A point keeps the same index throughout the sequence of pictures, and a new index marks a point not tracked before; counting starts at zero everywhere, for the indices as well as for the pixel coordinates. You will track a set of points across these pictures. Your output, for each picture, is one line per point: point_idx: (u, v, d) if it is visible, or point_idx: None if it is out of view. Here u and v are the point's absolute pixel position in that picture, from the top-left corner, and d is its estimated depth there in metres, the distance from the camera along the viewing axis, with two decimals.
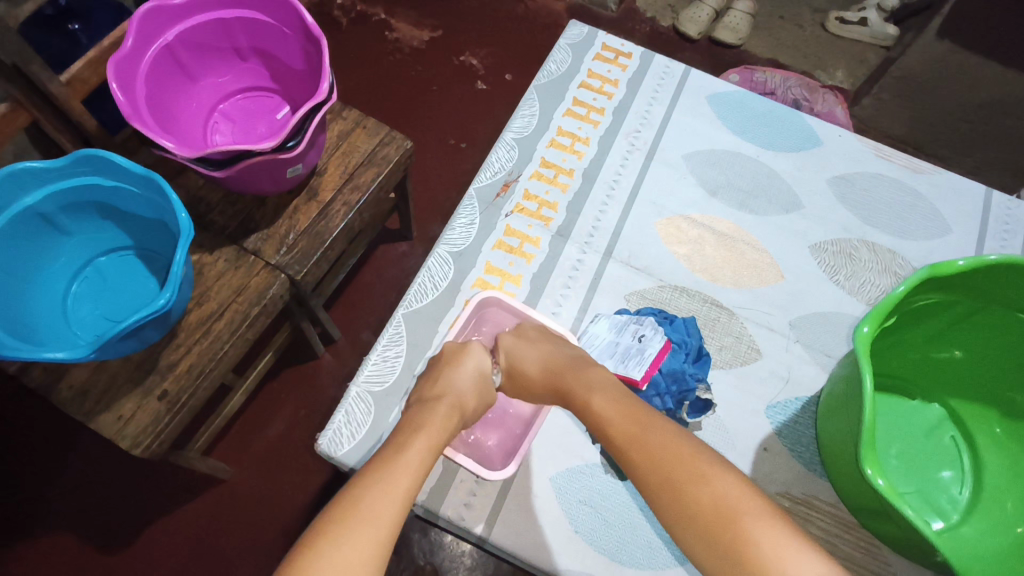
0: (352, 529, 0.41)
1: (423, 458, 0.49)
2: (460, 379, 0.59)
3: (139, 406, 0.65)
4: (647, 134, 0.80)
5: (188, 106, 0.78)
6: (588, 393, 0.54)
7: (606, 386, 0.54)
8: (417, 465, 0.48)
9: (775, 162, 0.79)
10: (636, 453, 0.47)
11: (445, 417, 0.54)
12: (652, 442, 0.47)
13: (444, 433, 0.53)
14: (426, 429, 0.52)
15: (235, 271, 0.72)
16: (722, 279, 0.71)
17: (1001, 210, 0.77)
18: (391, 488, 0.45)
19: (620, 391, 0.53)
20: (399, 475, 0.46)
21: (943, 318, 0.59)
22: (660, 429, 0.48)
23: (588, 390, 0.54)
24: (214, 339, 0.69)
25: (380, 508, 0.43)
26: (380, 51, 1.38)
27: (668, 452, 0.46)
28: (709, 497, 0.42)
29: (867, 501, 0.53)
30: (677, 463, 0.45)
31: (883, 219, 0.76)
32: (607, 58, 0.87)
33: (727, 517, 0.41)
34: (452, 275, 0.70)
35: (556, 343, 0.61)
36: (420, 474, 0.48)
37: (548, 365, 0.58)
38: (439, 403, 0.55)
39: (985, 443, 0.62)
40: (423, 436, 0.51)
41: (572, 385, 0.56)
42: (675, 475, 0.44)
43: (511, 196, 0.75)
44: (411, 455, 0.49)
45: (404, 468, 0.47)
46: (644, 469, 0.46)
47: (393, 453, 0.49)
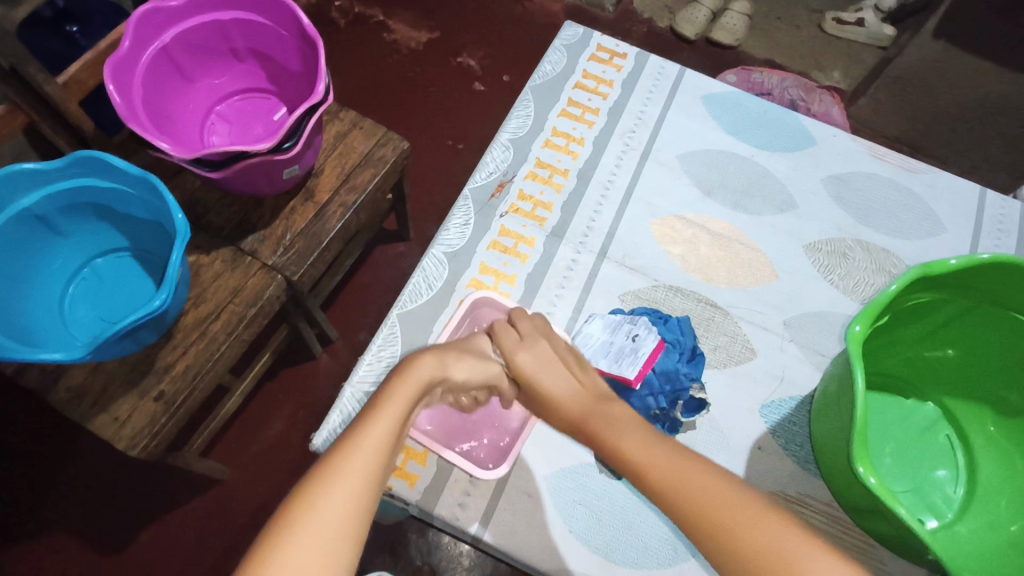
0: (336, 487, 0.40)
1: (399, 412, 0.48)
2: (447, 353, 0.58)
3: (135, 407, 0.65)
4: (642, 134, 0.80)
5: (185, 107, 0.78)
6: (619, 436, 0.50)
7: (635, 426, 0.50)
8: (394, 418, 0.47)
9: (769, 162, 0.79)
10: (679, 500, 0.43)
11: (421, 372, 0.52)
12: (691, 485, 0.43)
13: (421, 385, 0.52)
14: (403, 385, 0.51)
15: (231, 272, 0.73)
16: (716, 279, 0.71)
17: (995, 209, 0.77)
18: (371, 440, 0.44)
19: (652, 433, 0.49)
20: (377, 429, 0.45)
21: (935, 318, 0.60)
22: (702, 473, 0.44)
23: (617, 432, 0.50)
24: (210, 341, 0.69)
25: (360, 462, 0.42)
26: (378, 52, 1.38)
27: (706, 494, 0.42)
28: (764, 546, 0.39)
29: (861, 501, 0.53)
30: (720, 508, 0.41)
31: (878, 219, 0.76)
32: (602, 58, 0.87)
33: (790, 570, 0.38)
34: (447, 275, 0.70)
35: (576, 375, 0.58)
36: (397, 426, 0.47)
37: (575, 404, 0.55)
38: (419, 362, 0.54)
39: (979, 441, 0.62)
40: (401, 394, 0.49)
41: (598, 427, 0.52)
42: (722, 524, 0.41)
43: (506, 196, 0.75)
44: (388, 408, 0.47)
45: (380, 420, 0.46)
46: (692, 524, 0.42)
47: (365, 416, 0.47)
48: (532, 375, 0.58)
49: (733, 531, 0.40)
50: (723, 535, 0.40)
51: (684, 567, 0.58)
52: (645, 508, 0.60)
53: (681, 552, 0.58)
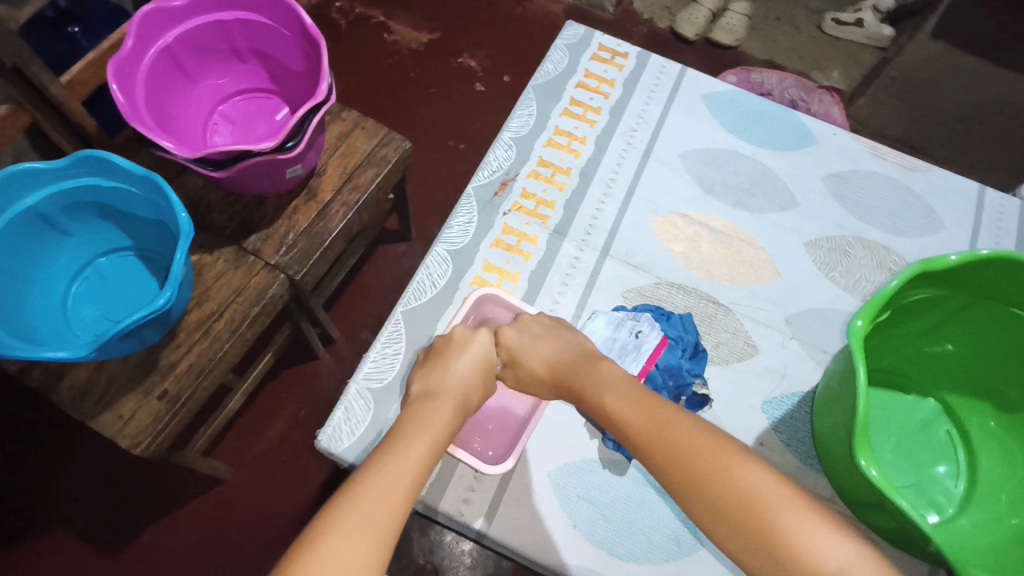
0: (356, 531, 0.41)
1: (425, 460, 0.49)
2: (466, 369, 0.59)
3: (139, 406, 0.66)
4: (644, 132, 0.81)
5: (187, 107, 0.79)
6: (602, 391, 0.54)
7: (618, 382, 0.54)
8: (419, 467, 0.48)
9: (770, 160, 0.79)
10: (668, 451, 0.46)
11: (445, 417, 0.54)
12: (676, 438, 0.47)
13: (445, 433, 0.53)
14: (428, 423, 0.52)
15: (234, 271, 0.73)
16: (718, 277, 0.71)
17: (994, 207, 0.77)
18: (394, 489, 0.45)
19: (636, 387, 0.53)
20: (401, 477, 0.46)
21: (935, 314, 0.60)
22: (686, 425, 0.48)
23: (600, 390, 0.54)
24: (214, 339, 0.70)
25: (381, 501, 0.44)
26: (378, 53, 1.38)
27: (691, 447, 0.46)
28: (742, 488, 0.43)
29: (864, 496, 0.53)
30: (702, 457, 0.45)
31: (877, 217, 0.76)
32: (603, 58, 0.87)
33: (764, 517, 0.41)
34: (451, 273, 0.70)
35: (562, 338, 0.61)
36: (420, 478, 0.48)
37: (563, 366, 0.58)
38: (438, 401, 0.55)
39: (979, 436, 0.62)
40: (427, 437, 0.51)
41: (584, 384, 0.56)
42: (707, 472, 0.44)
43: (509, 194, 0.75)
44: (414, 455, 0.48)
45: (407, 469, 0.47)
46: (678, 472, 0.45)
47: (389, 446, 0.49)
48: (520, 347, 0.61)
49: (717, 477, 0.44)
50: (707, 486, 0.44)
51: (686, 562, 0.58)
52: (648, 505, 0.61)
53: (683, 547, 0.59)
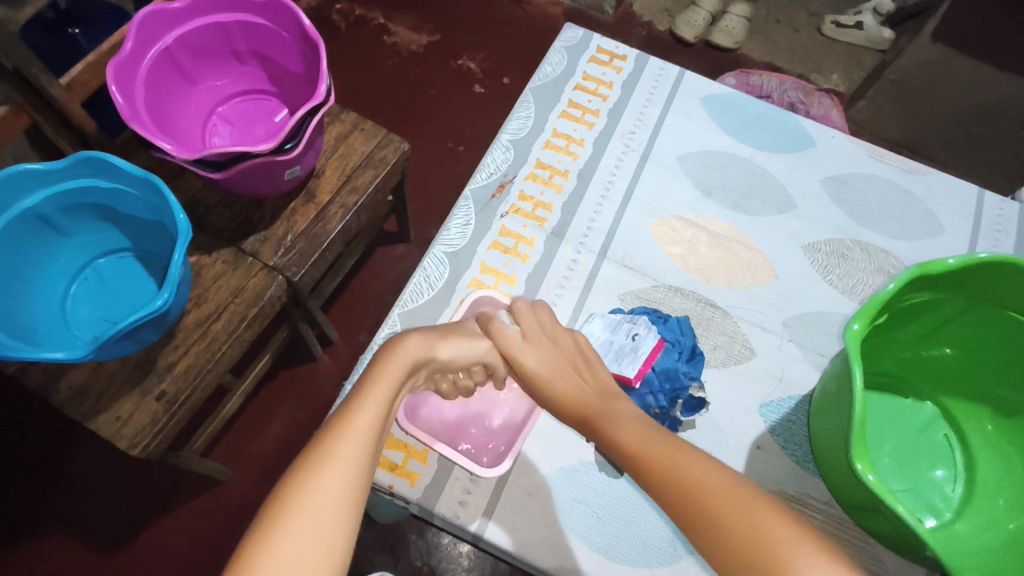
0: (324, 477, 0.39)
1: (385, 399, 0.48)
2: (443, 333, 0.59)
3: (137, 407, 0.66)
4: (642, 135, 0.81)
5: (187, 109, 0.79)
6: (615, 427, 0.49)
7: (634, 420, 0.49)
8: (382, 404, 0.47)
9: (769, 163, 0.79)
10: (674, 492, 0.41)
11: (404, 358, 0.53)
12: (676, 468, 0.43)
13: (405, 371, 0.52)
14: (384, 369, 0.51)
15: (232, 273, 0.73)
16: (716, 279, 0.71)
17: (994, 211, 0.77)
18: (355, 428, 0.43)
19: (647, 421, 0.48)
20: (361, 416, 0.45)
21: (933, 318, 0.60)
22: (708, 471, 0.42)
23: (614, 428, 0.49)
24: (211, 341, 0.70)
25: (348, 452, 0.42)
26: (378, 54, 1.39)
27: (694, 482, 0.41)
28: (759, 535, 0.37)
29: (861, 501, 0.53)
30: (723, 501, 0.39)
31: (876, 220, 0.76)
32: (602, 60, 0.87)
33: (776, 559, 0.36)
34: (448, 275, 0.70)
35: (579, 369, 0.57)
36: (383, 410, 0.47)
37: (579, 400, 0.54)
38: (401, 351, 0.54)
39: (977, 441, 0.62)
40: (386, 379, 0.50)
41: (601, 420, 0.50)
42: (725, 520, 0.39)
43: (507, 196, 0.75)
44: (372, 393, 0.47)
45: (365, 406, 0.46)
46: (702, 522, 0.39)
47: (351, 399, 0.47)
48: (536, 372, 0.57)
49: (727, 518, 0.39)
50: (704, 512, 0.40)
51: (683, 565, 0.58)
52: (645, 509, 0.60)
53: (680, 550, 0.59)
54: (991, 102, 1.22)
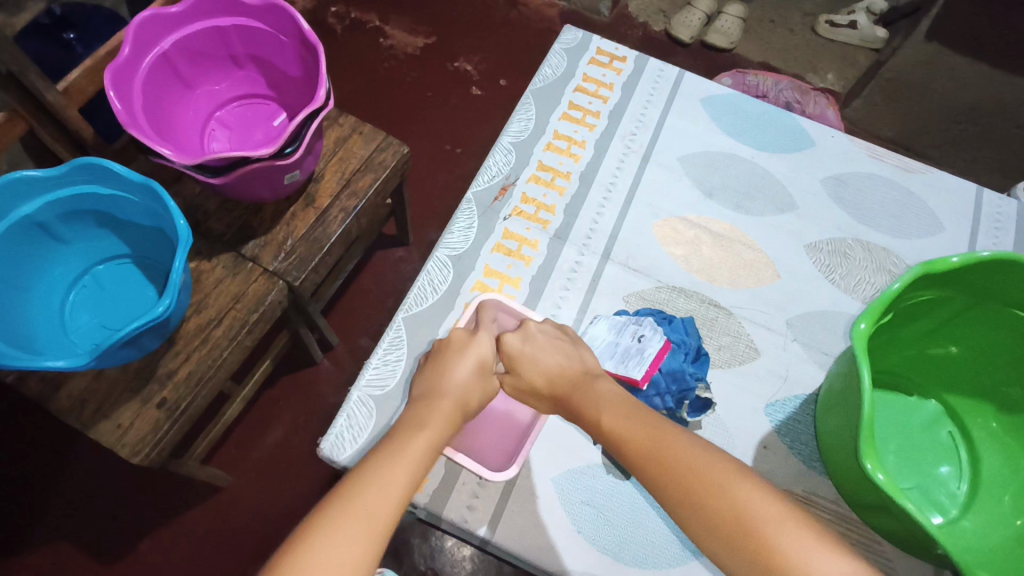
0: (345, 532, 0.41)
1: (420, 463, 0.49)
2: (459, 378, 0.56)
3: (138, 414, 0.65)
4: (643, 136, 0.81)
5: (185, 114, 0.78)
6: (600, 413, 0.52)
7: (618, 402, 0.52)
8: (415, 471, 0.48)
9: (770, 163, 0.80)
10: (659, 470, 0.46)
11: (447, 419, 0.53)
12: (670, 451, 0.46)
13: (444, 437, 0.52)
14: (425, 428, 0.51)
15: (233, 278, 0.73)
16: (719, 280, 0.71)
17: (992, 208, 0.78)
18: (386, 498, 0.45)
19: (629, 402, 0.52)
20: (394, 481, 0.46)
21: (937, 315, 0.60)
22: (685, 451, 0.46)
23: (599, 409, 0.52)
24: (213, 346, 0.69)
25: (377, 512, 0.43)
26: (375, 57, 1.39)
27: (687, 461, 0.45)
28: (733, 512, 0.42)
29: (867, 499, 0.53)
30: (697, 475, 0.44)
31: (877, 219, 0.76)
32: (601, 62, 0.87)
33: (754, 529, 0.41)
34: (451, 278, 0.69)
35: (566, 351, 0.58)
36: (414, 480, 0.47)
37: (564, 380, 0.56)
38: (434, 406, 0.54)
39: (982, 438, 0.62)
40: (419, 441, 0.50)
41: (583, 404, 0.54)
42: (700, 497, 0.43)
43: (509, 199, 0.74)
44: (409, 465, 0.48)
45: (402, 473, 0.47)
46: (687, 511, 0.44)
47: (390, 454, 0.48)
48: (523, 354, 0.58)
49: (706, 500, 0.43)
50: (682, 482, 0.44)
51: (691, 565, 0.58)
52: (652, 509, 0.60)
53: (688, 550, 0.59)
54: (984, 101, 1.23)
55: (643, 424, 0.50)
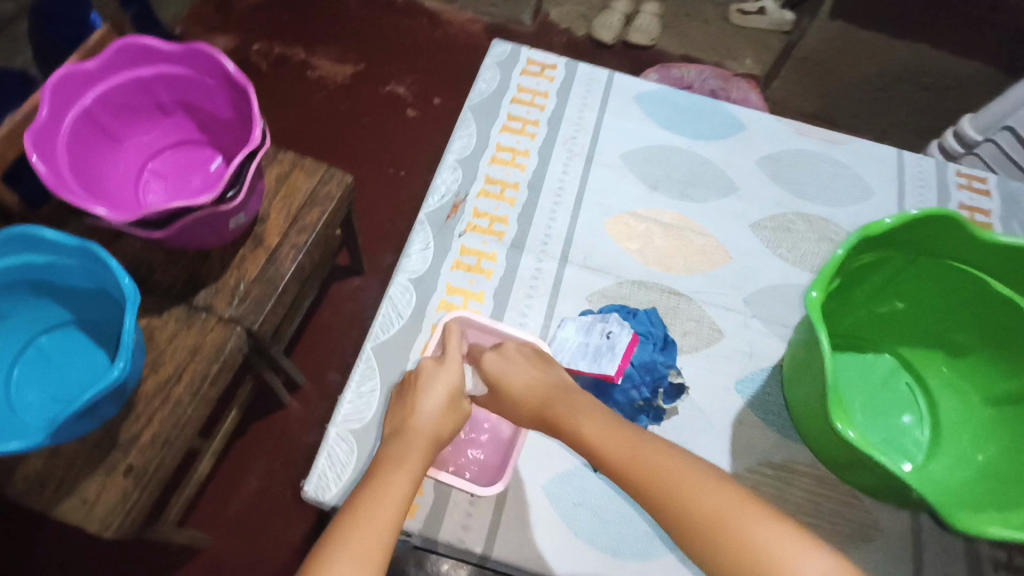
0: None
1: (402, 497, 0.48)
2: (429, 408, 0.56)
3: (104, 486, 0.62)
4: (583, 139, 0.82)
5: (116, 169, 0.76)
6: (581, 427, 0.52)
7: (595, 410, 0.54)
8: (400, 505, 0.48)
9: (707, 151, 0.82)
10: (636, 476, 0.47)
11: (422, 452, 0.53)
12: (645, 458, 0.48)
13: (423, 469, 0.52)
14: (405, 463, 0.51)
15: (187, 331, 0.71)
16: (675, 268, 0.73)
17: (915, 167, 0.83)
18: (374, 540, 0.45)
19: (609, 414, 0.53)
20: (380, 518, 0.46)
21: (882, 275, 0.63)
22: (673, 461, 0.48)
23: (577, 414, 0.54)
24: (175, 404, 0.67)
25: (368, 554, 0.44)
26: (305, 90, 1.37)
27: (662, 467, 0.47)
28: (711, 510, 0.44)
29: (842, 458, 0.56)
30: (673, 480, 0.46)
31: (813, 192, 0.80)
32: (534, 71, 0.88)
33: (730, 527, 0.43)
34: (415, 301, 0.69)
35: (542, 364, 0.59)
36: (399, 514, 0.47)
37: (539, 392, 0.56)
38: (411, 439, 0.53)
39: (937, 383, 0.66)
40: (402, 474, 0.50)
41: (562, 412, 0.54)
42: (678, 501, 0.45)
43: (462, 216, 0.75)
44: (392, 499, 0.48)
45: (387, 510, 0.47)
46: (671, 515, 0.45)
47: (373, 489, 0.48)
48: (499, 373, 0.59)
49: (687, 501, 0.45)
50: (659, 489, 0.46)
51: (669, 558, 0.59)
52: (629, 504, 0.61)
53: (665, 543, 0.60)
54: (890, 68, 1.31)
55: (620, 435, 0.51)
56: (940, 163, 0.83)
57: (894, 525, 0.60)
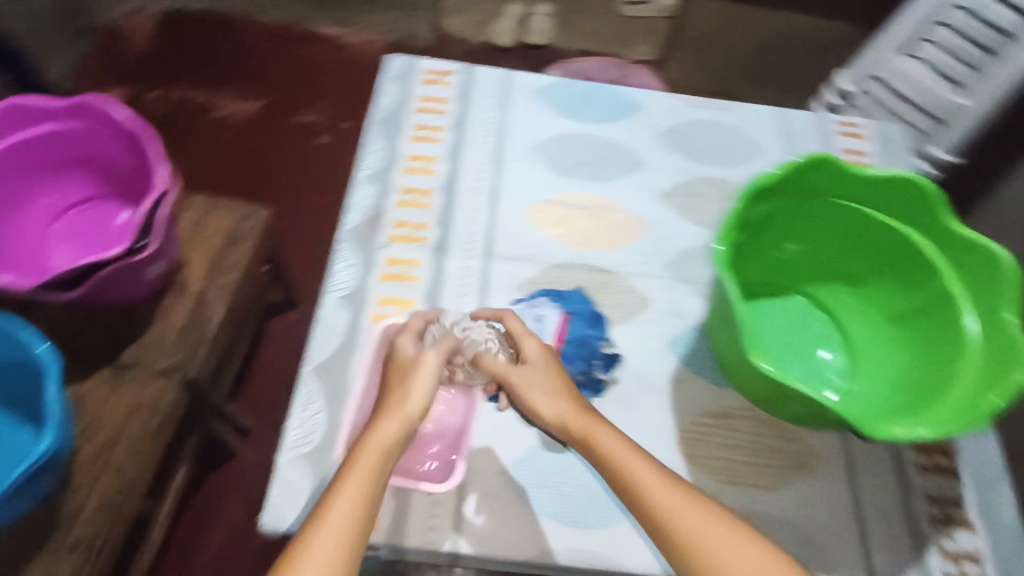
0: None
1: (364, 488, 0.50)
2: (423, 371, 0.58)
3: (56, 560, 0.65)
4: (492, 138, 0.84)
5: (21, 236, 0.78)
6: (616, 458, 0.53)
7: (635, 453, 0.54)
8: (356, 497, 0.49)
9: (611, 133, 0.86)
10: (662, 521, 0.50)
11: (391, 433, 0.54)
12: (679, 514, 0.50)
13: (389, 453, 0.53)
14: (364, 451, 0.52)
15: (119, 392, 0.74)
16: (597, 246, 0.77)
17: (801, 121, 0.89)
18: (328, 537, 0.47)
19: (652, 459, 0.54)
20: (336, 514, 0.48)
21: (783, 223, 0.67)
22: (709, 518, 0.50)
23: (617, 456, 0.53)
24: (117, 468, 0.70)
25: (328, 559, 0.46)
26: (210, 131, 1.37)
27: (693, 524, 0.50)
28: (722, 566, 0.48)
29: (770, 394, 0.60)
30: (701, 539, 0.49)
31: (713, 157, 0.85)
32: (434, 79, 0.89)
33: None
34: (349, 318, 0.69)
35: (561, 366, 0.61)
36: (356, 505, 0.49)
37: (570, 418, 0.57)
38: (384, 419, 0.55)
39: (846, 314, 0.72)
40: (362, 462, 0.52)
41: (596, 442, 0.55)
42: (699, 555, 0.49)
43: (383, 228, 0.75)
44: (350, 490, 0.50)
45: (342, 506, 0.48)
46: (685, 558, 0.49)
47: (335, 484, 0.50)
48: (529, 353, 0.61)
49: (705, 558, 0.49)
50: (684, 538, 0.49)
51: (624, 522, 0.61)
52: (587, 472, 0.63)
53: (620, 508, 0.62)
54: None
55: (657, 478, 0.52)
56: (821, 115, 0.90)
57: (828, 449, 0.65)
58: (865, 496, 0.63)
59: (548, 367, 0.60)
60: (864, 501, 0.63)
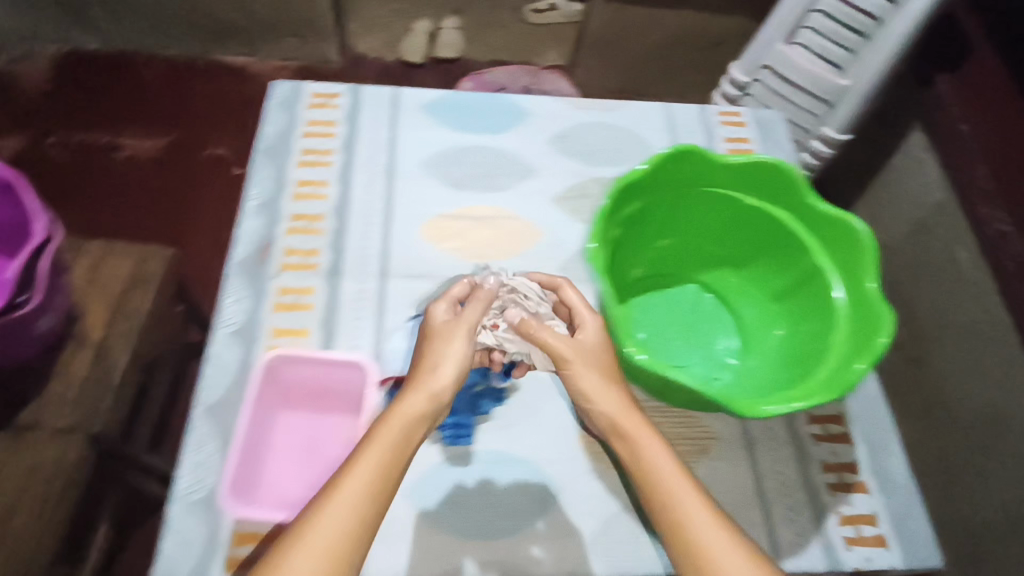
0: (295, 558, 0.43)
1: (384, 482, 0.47)
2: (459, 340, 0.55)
3: None
4: (382, 157, 0.84)
5: None
6: (658, 464, 0.50)
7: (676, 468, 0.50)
8: (369, 482, 0.47)
9: (500, 142, 0.87)
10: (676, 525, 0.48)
11: (419, 415, 0.51)
12: (696, 524, 0.48)
13: (413, 436, 0.50)
14: (390, 430, 0.49)
15: (14, 455, 0.81)
16: (492, 255, 0.77)
17: (685, 116, 0.92)
18: (331, 527, 0.45)
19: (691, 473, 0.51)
20: (349, 499, 0.46)
21: (661, 215, 0.69)
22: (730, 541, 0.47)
23: (656, 467, 0.50)
24: (19, 532, 0.77)
25: (323, 551, 0.44)
26: (115, 174, 1.35)
27: (707, 538, 0.47)
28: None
29: (652, 388, 0.61)
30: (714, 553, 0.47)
31: (603, 157, 0.87)
32: (320, 103, 0.88)
33: None
34: (240, 353, 0.68)
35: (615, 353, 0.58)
36: (369, 497, 0.46)
37: (619, 414, 0.53)
38: (420, 389, 0.52)
39: (734, 297, 0.73)
40: (389, 444, 0.49)
41: (640, 445, 0.52)
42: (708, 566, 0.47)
43: (273, 257, 0.74)
44: (366, 471, 0.47)
45: (360, 498, 0.46)
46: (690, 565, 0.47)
47: (354, 459, 0.48)
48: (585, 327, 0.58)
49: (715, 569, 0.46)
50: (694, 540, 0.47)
51: (551, 511, 0.62)
52: (510, 464, 0.64)
53: (548, 495, 0.63)
54: (667, 34, 1.45)
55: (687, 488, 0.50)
56: (703, 108, 0.93)
57: (727, 431, 0.67)
58: (764, 471, 0.65)
59: (602, 342, 0.56)
60: (763, 473, 0.65)
